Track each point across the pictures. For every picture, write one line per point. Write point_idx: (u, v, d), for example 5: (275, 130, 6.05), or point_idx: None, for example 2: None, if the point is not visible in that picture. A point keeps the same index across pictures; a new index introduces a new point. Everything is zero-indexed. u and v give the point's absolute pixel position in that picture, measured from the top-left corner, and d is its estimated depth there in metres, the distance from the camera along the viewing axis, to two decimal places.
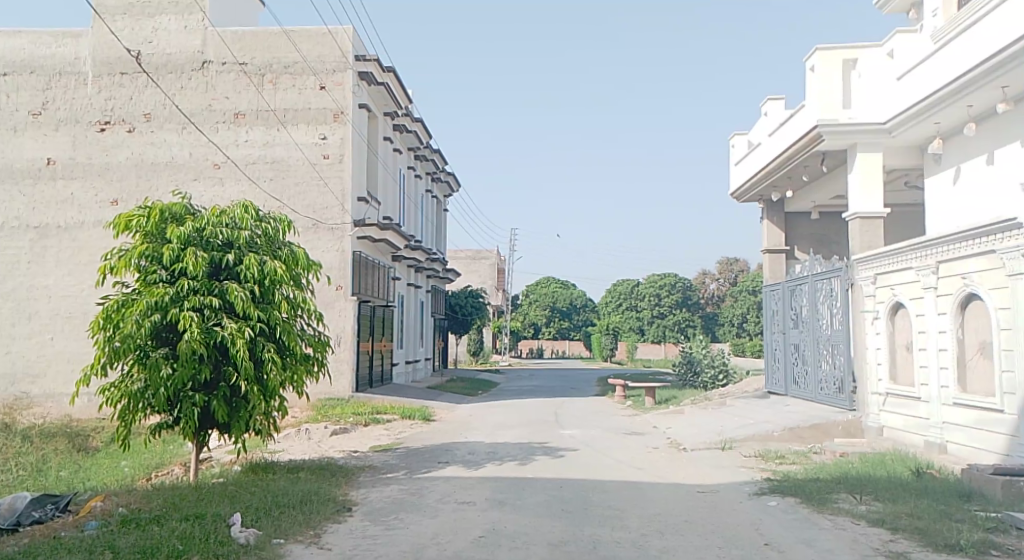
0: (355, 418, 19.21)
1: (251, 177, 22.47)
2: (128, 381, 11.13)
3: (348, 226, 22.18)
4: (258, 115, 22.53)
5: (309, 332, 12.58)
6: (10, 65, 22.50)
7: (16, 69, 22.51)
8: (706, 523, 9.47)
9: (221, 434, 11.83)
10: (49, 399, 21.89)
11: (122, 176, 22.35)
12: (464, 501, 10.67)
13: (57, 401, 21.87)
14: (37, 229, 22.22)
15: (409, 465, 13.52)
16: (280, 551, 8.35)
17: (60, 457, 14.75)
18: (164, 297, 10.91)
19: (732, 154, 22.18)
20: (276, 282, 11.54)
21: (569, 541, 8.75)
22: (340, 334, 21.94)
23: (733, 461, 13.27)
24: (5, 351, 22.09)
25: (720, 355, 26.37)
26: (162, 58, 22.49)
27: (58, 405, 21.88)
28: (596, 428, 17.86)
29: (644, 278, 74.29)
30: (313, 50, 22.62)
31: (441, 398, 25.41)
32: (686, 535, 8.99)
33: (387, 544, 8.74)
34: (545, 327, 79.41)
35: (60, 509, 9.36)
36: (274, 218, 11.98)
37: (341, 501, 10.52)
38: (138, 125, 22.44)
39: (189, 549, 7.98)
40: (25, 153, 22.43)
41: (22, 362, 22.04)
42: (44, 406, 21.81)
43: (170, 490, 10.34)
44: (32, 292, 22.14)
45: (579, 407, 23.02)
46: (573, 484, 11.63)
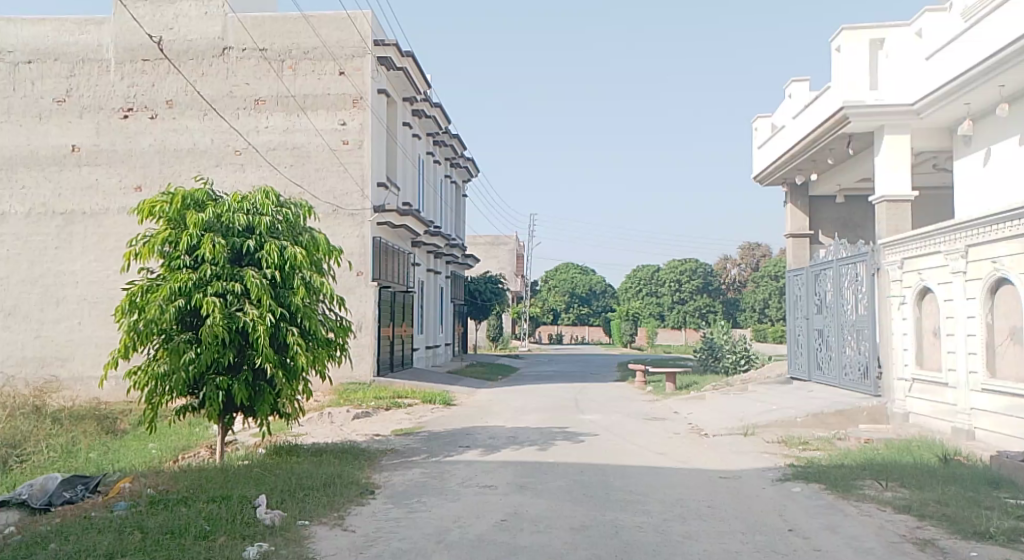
0: (377, 402, 19.32)
1: (272, 163, 22.52)
2: (155, 364, 11.24)
3: (368, 212, 22.23)
4: (279, 101, 22.55)
5: (330, 316, 12.65)
6: (35, 52, 22.61)
7: (40, 56, 22.64)
8: (729, 508, 9.44)
9: (245, 416, 11.93)
10: (78, 382, 22.16)
11: (146, 162, 22.49)
12: (485, 485, 10.69)
13: (86, 384, 22.14)
14: (63, 215, 22.42)
15: (431, 448, 13.58)
16: (305, 533, 8.43)
17: (89, 439, 14.87)
18: (188, 282, 11.02)
19: (754, 137, 21.98)
20: (297, 268, 11.62)
21: (590, 526, 8.75)
22: (361, 319, 22.07)
23: (755, 447, 13.20)
24: (34, 334, 22.34)
25: (742, 340, 26.20)
26: (183, 44, 22.57)
27: (87, 388, 22.13)
28: (617, 413, 17.83)
29: (665, 263, 74.06)
30: (332, 35, 22.61)
31: (461, 383, 25.53)
32: (710, 520, 8.96)
33: (411, 526, 8.80)
34: (564, 313, 79.51)
35: (90, 490, 9.44)
36: (295, 204, 12.10)
37: (364, 483, 10.59)
38: (161, 111, 22.55)
39: (217, 529, 8.07)
40: (50, 140, 22.56)
41: (52, 346, 22.30)
42: (73, 389, 22.08)
43: (198, 472, 10.43)
44: (60, 278, 22.37)
45: (600, 392, 23.05)
46: (594, 469, 11.64)
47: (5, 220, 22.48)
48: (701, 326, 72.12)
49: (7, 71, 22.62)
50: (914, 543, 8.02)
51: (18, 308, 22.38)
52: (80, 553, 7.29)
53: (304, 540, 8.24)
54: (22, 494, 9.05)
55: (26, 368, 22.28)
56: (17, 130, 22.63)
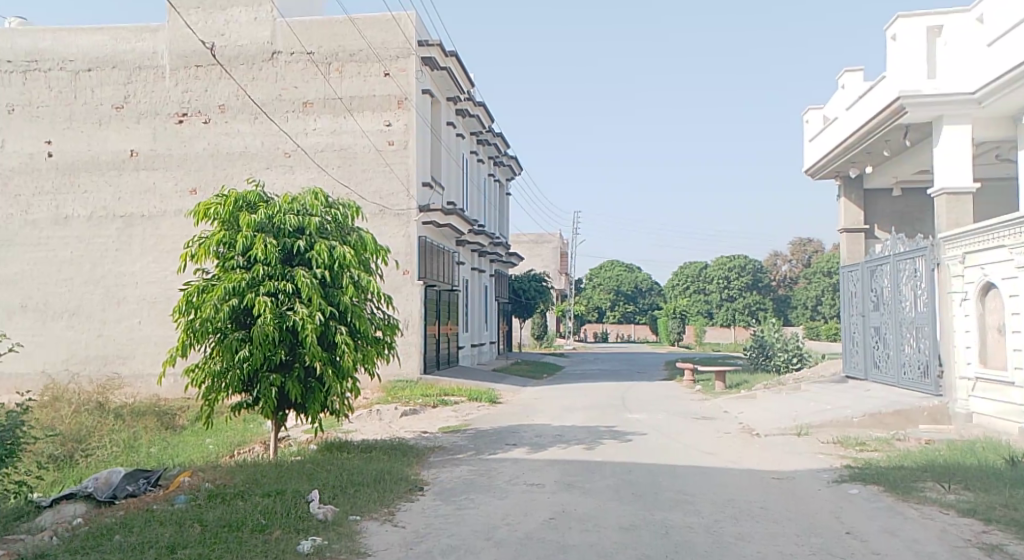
0: (424, 400, 19.40)
1: (320, 164, 22.72)
2: (211, 362, 11.42)
3: (413, 212, 22.32)
4: (326, 103, 22.74)
5: (379, 315, 12.72)
6: (94, 60, 23.15)
7: (98, 64, 23.17)
8: (785, 510, 9.29)
9: (298, 414, 12.05)
10: (138, 379, 22.61)
11: (200, 165, 22.87)
12: (533, 483, 10.66)
13: (145, 381, 22.57)
14: (122, 218, 22.92)
15: (479, 446, 13.58)
16: (357, 528, 8.48)
17: (150, 435, 15.17)
18: (241, 282, 11.17)
19: (806, 130, 21.64)
20: (345, 267, 11.71)
21: (640, 525, 8.67)
22: (408, 317, 22.17)
23: (810, 447, 12.98)
24: (96, 334, 22.87)
25: (793, 339, 25.76)
26: (234, 49, 22.92)
27: (147, 386, 22.57)
28: (667, 413, 17.68)
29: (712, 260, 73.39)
30: (377, 37, 22.69)
31: (508, 381, 25.55)
32: (765, 521, 8.82)
33: (459, 523, 8.80)
34: (609, 312, 79.22)
35: (152, 483, 9.62)
36: (344, 204, 12.20)
37: (413, 480, 10.63)
38: (214, 116, 22.91)
39: (272, 523, 8.15)
40: (109, 145, 23.08)
41: (113, 344, 22.80)
42: (134, 386, 22.53)
43: (253, 467, 10.56)
44: (120, 278, 22.86)
45: (649, 391, 22.88)
46: (643, 468, 11.54)
47: (67, 223, 23.08)
48: (751, 323, 70.77)
49: (67, 78, 23.19)
50: (980, 548, 7.81)
51: (82, 308, 22.94)
52: (142, 545, 7.41)
53: (356, 534, 8.28)
54: (87, 487, 9.24)
55: (89, 366, 22.82)
56: (77, 136, 23.18)
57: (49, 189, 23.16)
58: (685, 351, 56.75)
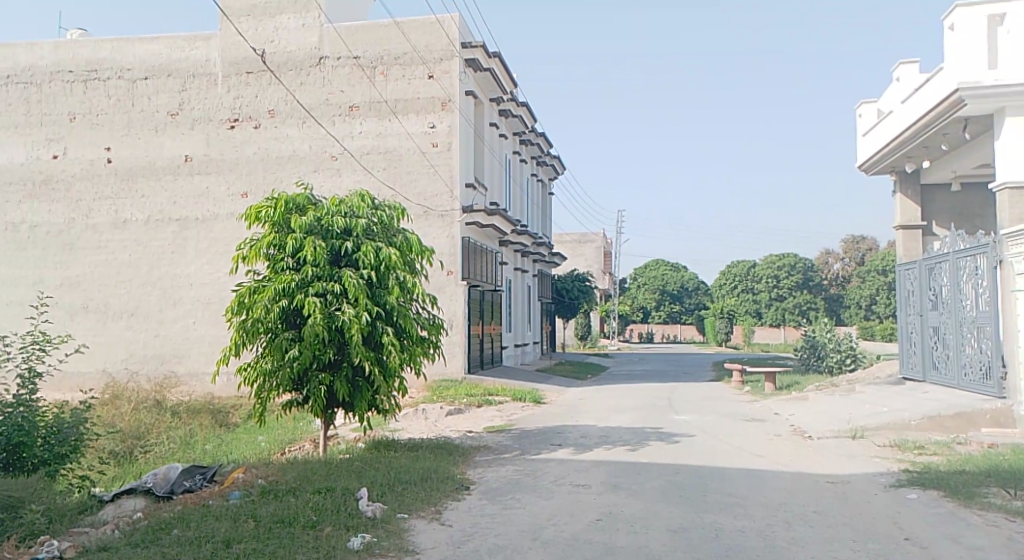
0: (469, 400, 19.57)
1: (366, 167, 23.04)
2: (262, 361, 11.71)
3: (457, 213, 22.52)
4: (372, 106, 23.05)
5: (424, 315, 12.92)
6: (151, 69, 23.82)
7: (155, 73, 23.82)
8: (840, 514, 9.27)
9: (346, 412, 12.29)
10: (194, 378, 23.15)
11: (251, 169, 23.36)
12: (579, 484, 10.75)
13: (200, 380, 23.10)
14: (178, 221, 23.53)
15: (524, 446, 13.70)
16: (405, 525, 8.66)
17: (205, 432, 15.57)
18: (291, 283, 11.44)
19: (859, 124, 21.32)
20: (391, 268, 11.92)
21: (688, 528, 8.73)
22: (452, 317, 22.38)
23: (865, 451, 12.88)
24: (154, 334, 23.48)
25: (846, 339, 25.44)
26: (283, 55, 23.35)
27: (201, 384, 23.09)
28: (714, 414, 17.64)
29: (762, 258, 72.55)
30: (421, 40, 22.93)
31: (553, 381, 25.64)
32: (819, 526, 8.82)
33: (505, 523, 8.94)
34: (654, 312, 78.85)
35: (208, 479, 9.92)
36: (389, 206, 12.41)
37: (459, 479, 10.80)
38: (264, 121, 23.38)
39: (323, 519, 8.37)
40: (165, 151, 23.71)
41: (170, 344, 23.39)
42: (190, 384, 23.08)
43: (304, 464, 10.81)
44: (176, 280, 23.45)
45: (697, 391, 22.81)
46: (691, 470, 11.57)
47: (126, 227, 23.76)
48: (801, 322, 70.04)
49: (125, 87, 23.88)
50: None
51: (140, 308, 23.60)
52: (199, 539, 7.66)
53: (404, 532, 8.46)
54: (147, 482, 9.55)
55: (146, 365, 23.45)
56: (135, 143, 23.86)
57: (109, 194, 23.87)
58: (734, 352, 56.24)
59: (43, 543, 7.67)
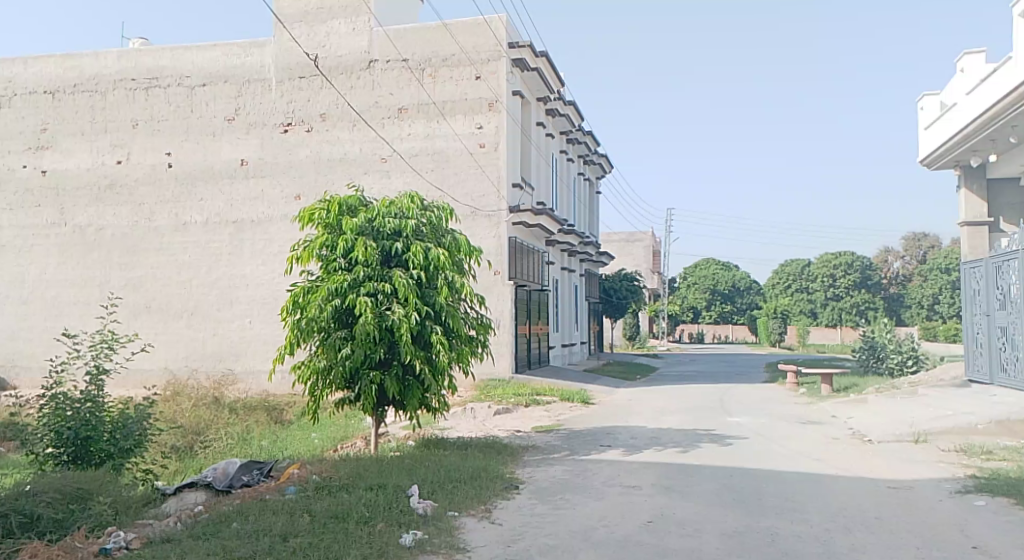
0: (518, 399, 19.67)
1: (415, 168, 23.27)
2: (315, 359, 11.96)
3: (504, 212, 22.63)
4: (420, 108, 23.28)
5: (472, 314, 13.06)
6: (208, 76, 24.43)
7: (212, 79, 24.42)
8: (904, 521, 9.17)
9: (397, 410, 12.48)
10: (250, 376, 23.62)
11: (303, 172, 23.77)
12: (630, 485, 10.80)
13: (256, 377, 23.55)
14: (235, 224, 24.08)
15: (573, 447, 13.76)
16: (456, 523, 8.80)
17: (262, 428, 15.93)
18: (343, 283, 11.67)
19: (920, 117, 20.45)
20: (440, 268, 12.09)
21: (743, 532, 8.73)
22: (500, 317, 22.51)
23: (929, 456, 12.69)
24: (212, 332, 24.03)
25: (908, 341, 25.07)
26: (334, 60, 23.74)
27: (257, 382, 23.55)
28: (768, 416, 17.49)
29: (817, 256, 71.82)
30: (469, 41, 23.05)
31: (603, 381, 25.63)
32: (881, 532, 8.75)
33: (556, 523, 9.03)
34: (705, 312, 78.22)
35: (265, 474, 10.17)
36: (438, 207, 12.57)
37: (509, 478, 10.91)
38: (316, 125, 23.78)
39: (376, 515, 8.55)
40: (222, 155, 24.28)
41: (227, 342, 23.91)
42: (246, 382, 23.56)
43: (356, 461, 11.01)
44: (232, 280, 23.96)
45: (752, 393, 22.62)
46: (745, 473, 11.53)
47: (186, 229, 24.39)
48: (858, 323, 69.16)
49: (184, 94, 24.54)
50: None
51: (199, 307, 24.18)
52: (257, 533, 7.89)
53: (456, 530, 8.60)
54: (207, 477, 9.84)
55: (205, 363, 24.01)
56: (193, 148, 24.49)
57: (169, 197, 24.53)
58: (789, 352, 55.41)
59: (110, 534, 7.98)
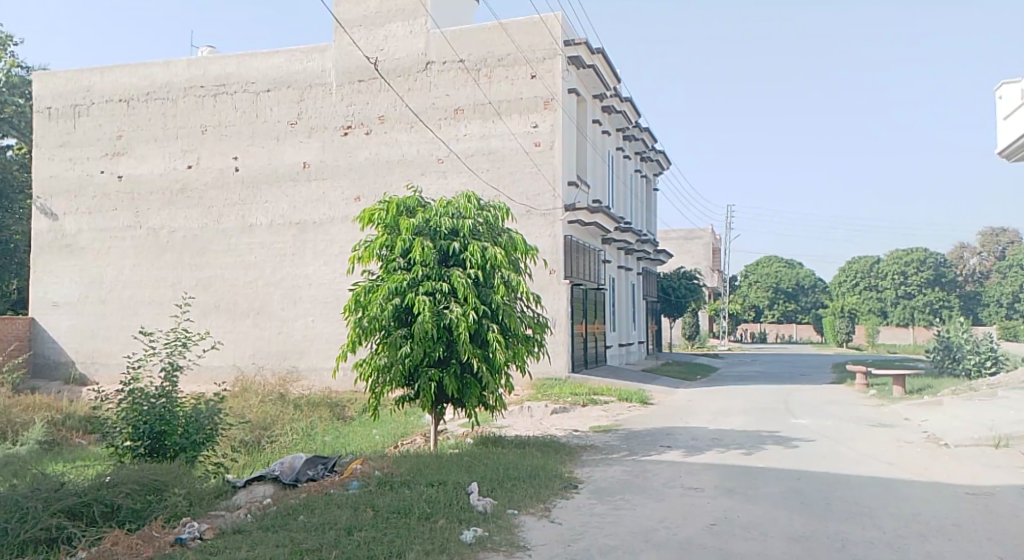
0: (575, 399, 19.78)
1: (471, 168, 23.50)
2: (376, 357, 12.24)
3: (560, 211, 22.70)
4: (476, 108, 23.48)
5: (529, 313, 13.20)
6: (272, 81, 25.05)
7: (275, 84, 25.02)
8: (981, 528, 9.04)
9: (456, 408, 12.68)
10: (314, 373, 24.15)
11: (361, 174, 24.21)
12: (691, 486, 10.83)
13: (319, 375, 24.07)
14: (298, 225, 24.64)
15: (631, 447, 13.82)
16: (515, 521, 8.95)
17: (325, 424, 16.33)
18: (402, 282, 11.93)
19: (998, 106, 19.11)
20: (497, 267, 12.27)
21: (811, 536, 8.72)
22: (556, 316, 22.63)
23: (1008, 461, 12.43)
24: (277, 331, 24.63)
25: (986, 340, 24.51)
26: (392, 63, 24.13)
27: (320, 379, 24.06)
28: (834, 419, 17.26)
29: (886, 254, 70.02)
30: (525, 40, 23.20)
31: (661, 381, 25.56)
32: (957, 540, 8.65)
33: (616, 523, 9.13)
34: (767, 310, 77.26)
35: (329, 469, 10.47)
36: (495, 207, 12.76)
37: (568, 477, 11.03)
38: (374, 127, 24.19)
39: (437, 512, 8.75)
40: (286, 158, 24.87)
41: (291, 340, 24.49)
42: (310, 379, 24.10)
43: (417, 458, 11.25)
44: (296, 280, 24.53)
45: (818, 394, 22.33)
46: (812, 476, 11.47)
47: (252, 231, 25.04)
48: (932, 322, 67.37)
49: (250, 99, 25.20)
50: None
51: (265, 307, 24.79)
52: (323, 526, 8.16)
53: (515, 528, 8.75)
54: (275, 471, 10.18)
55: (270, 360, 24.63)
56: (258, 151, 25.14)
57: (236, 200, 25.24)
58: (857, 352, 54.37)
59: (185, 524, 8.33)
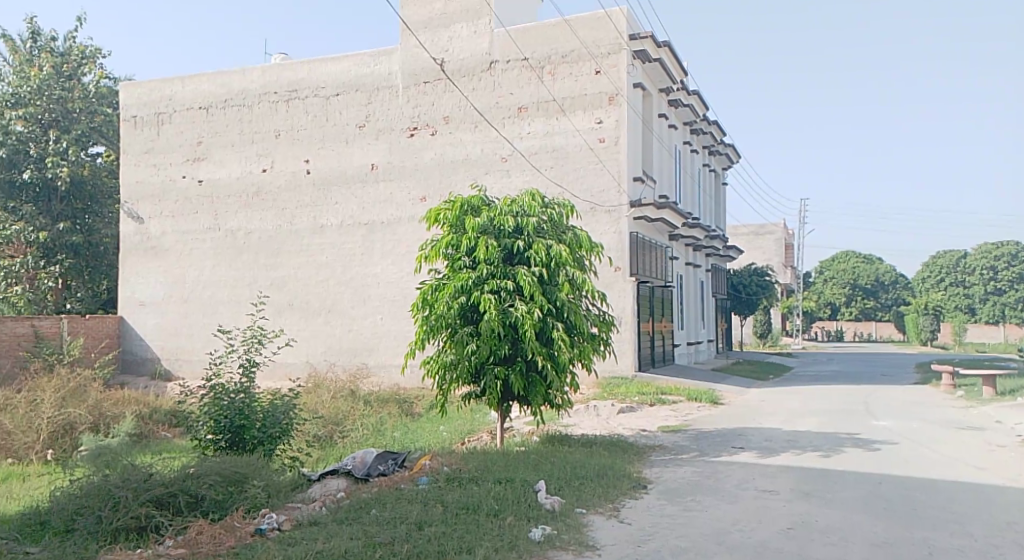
0: (642, 398, 19.84)
1: (535, 166, 23.69)
2: (443, 354, 12.54)
3: (625, 207, 22.72)
4: (540, 106, 23.66)
5: (594, 311, 13.35)
6: (340, 85, 25.64)
7: (344, 88, 25.59)
8: None
9: (522, 405, 12.92)
10: (382, 370, 24.69)
11: (427, 174, 24.62)
12: (766, 489, 10.86)
13: (388, 371, 24.59)
14: (367, 225, 25.18)
15: (701, 448, 13.86)
16: (583, 520, 9.14)
17: (393, 420, 16.75)
18: (468, 280, 12.19)
19: None
20: (561, 265, 12.45)
21: (895, 543, 8.68)
22: (622, 314, 22.68)
23: None
24: (347, 328, 25.23)
25: None
26: (457, 63, 24.49)
27: (389, 375, 24.58)
28: (916, 420, 16.99)
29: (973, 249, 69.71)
30: (590, 35, 23.20)
31: (729, 381, 25.39)
32: None
33: (687, 525, 9.24)
34: (844, 307, 75.76)
35: (399, 464, 10.81)
36: (559, 204, 12.96)
37: (637, 477, 11.16)
38: (439, 127, 24.57)
39: (505, 509, 8.99)
40: (354, 160, 25.43)
41: (361, 338, 25.06)
42: (380, 375, 24.64)
43: (484, 454, 11.52)
44: (365, 279, 25.09)
45: (899, 395, 21.92)
46: (894, 481, 11.37)
47: (323, 232, 25.70)
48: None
49: (320, 103, 25.84)
50: None
51: (336, 305, 25.43)
52: (394, 520, 8.48)
53: (583, 526, 8.93)
54: (347, 465, 10.57)
55: (341, 357, 25.26)
56: (328, 154, 25.77)
57: (308, 202, 25.93)
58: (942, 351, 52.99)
59: (263, 515, 8.74)
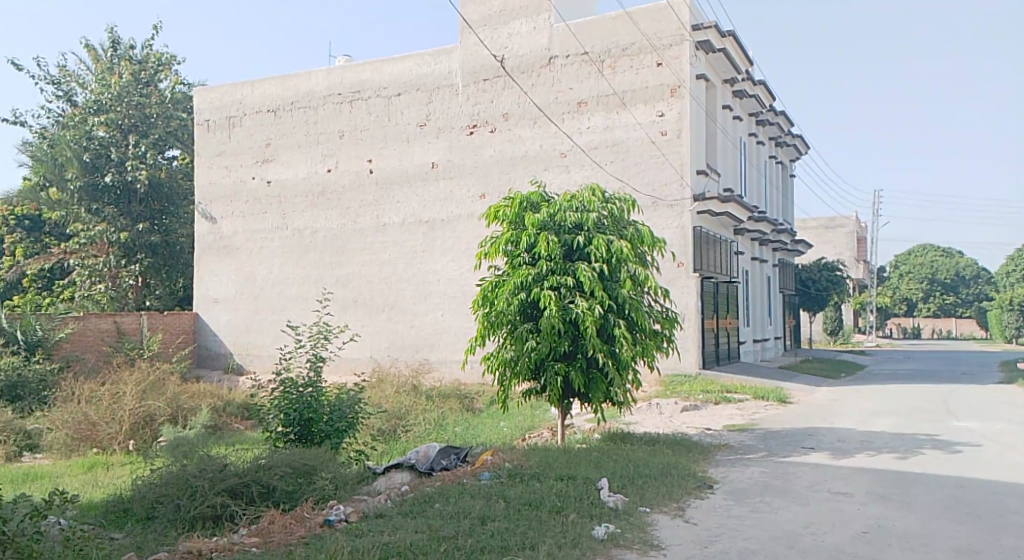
0: (704, 396, 19.83)
1: (595, 162, 23.75)
2: (503, 350, 12.78)
3: (688, 201, 22.64)
4: (599, 100, 23.71)
5: (657, 308, 13.44)
6: (401, 85, 26.07)
7: (406, 88, 26.01)
8: None
9: (582, 402, 13.09)
10: (444, 365, 25.08)
11: (486, 172, 24.89)
12: (839, 491, 10.85)
13: (449, 367, 24.97)
14: (428, 223, 25.58)
15: (767, 447, 13.86)
16: (647, 519, 9.30)
17: (453, 416, 17.07)
18: (528, 277, 12.40)
19: None
20: (622, 261, 12.57)
21: (978, 550, 8.64)
22: (686, 311, 22.66)
23: None
24: (411, 324, 25.67)
25: None
26: (516, 59, 24.71)
27: (451, 371, 24.96)
28: (1000, 422, 16.66)
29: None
30: (651, 27, 23.22)
31: (800, 379, 25.13)
32: None
33: (756, 526, 9.33)
34: (921, 304, 74.17)
35: (462, 459, 11.10)
36: (620, 199, 13.10)
37: (701, 477, 11.26)
38: (499, 125, 24.81)
39: (568, 505, 9.21)
40: (416, 158, 25.83)
41: (423, 333, 25.49)
42: (441, 371, 25.03)
43: (545, 451, 11.73)
44: (427, 276, 25.48)
45: (978, 395, 21.44)
46: (975, 484, 11.24)
47: (386, 230, 26.18)
48: None
49: (383, 103, 26.31)
50: None
51: (399, 302, 25.91)
52: (459, 514, 8.76)
53: (648, 525, 9.10)
54: (411, 459, 10.89)
55: (404, 353, 25.74)
56: (390, 153, 26.22)
57: (371, 201, 26.44)
58: None
59: (332, 507, 9.11)
